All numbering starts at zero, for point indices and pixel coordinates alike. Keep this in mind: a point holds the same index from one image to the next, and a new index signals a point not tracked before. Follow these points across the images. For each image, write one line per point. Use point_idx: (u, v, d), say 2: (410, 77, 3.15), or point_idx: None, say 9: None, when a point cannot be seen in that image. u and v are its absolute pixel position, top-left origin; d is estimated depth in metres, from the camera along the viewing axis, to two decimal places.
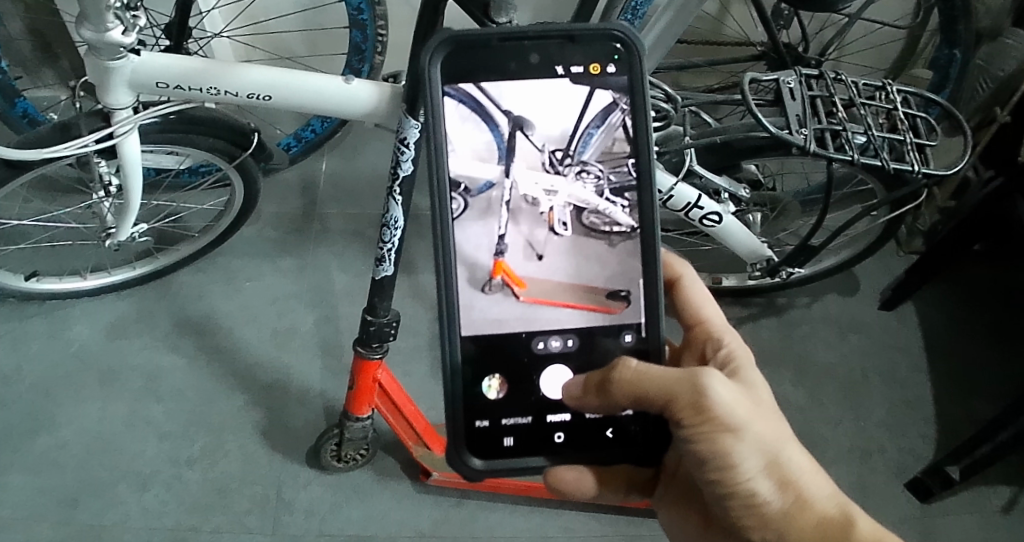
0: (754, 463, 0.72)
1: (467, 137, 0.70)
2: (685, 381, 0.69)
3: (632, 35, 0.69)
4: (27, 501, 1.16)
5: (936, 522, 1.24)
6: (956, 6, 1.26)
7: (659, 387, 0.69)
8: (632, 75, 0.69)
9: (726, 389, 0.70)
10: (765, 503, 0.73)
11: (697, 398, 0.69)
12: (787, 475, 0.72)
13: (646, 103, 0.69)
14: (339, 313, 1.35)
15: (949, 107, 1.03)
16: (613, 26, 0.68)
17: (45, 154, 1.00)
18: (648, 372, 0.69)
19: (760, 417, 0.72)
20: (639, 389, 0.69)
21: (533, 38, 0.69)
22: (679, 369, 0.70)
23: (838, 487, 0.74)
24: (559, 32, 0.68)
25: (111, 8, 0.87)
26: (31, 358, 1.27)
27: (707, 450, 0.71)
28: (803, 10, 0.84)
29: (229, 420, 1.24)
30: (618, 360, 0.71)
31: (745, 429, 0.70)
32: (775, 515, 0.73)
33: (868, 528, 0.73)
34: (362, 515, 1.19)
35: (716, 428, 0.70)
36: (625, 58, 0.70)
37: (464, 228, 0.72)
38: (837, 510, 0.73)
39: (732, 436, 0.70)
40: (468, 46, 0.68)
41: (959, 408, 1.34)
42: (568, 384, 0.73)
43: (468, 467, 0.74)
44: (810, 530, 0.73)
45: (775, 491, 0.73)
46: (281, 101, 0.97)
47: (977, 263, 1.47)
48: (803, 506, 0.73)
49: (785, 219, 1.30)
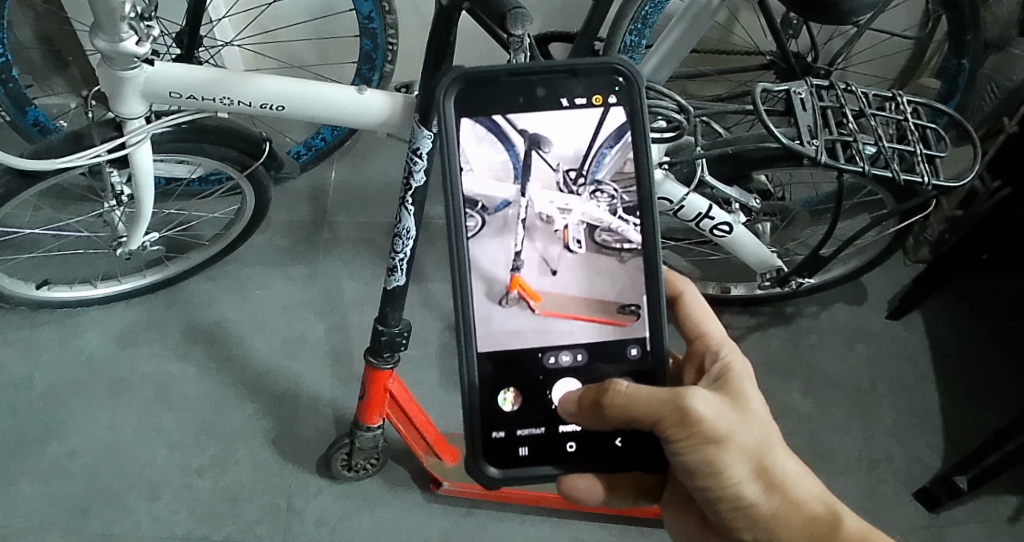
0: (742, 470, 0.71)
1: (484, 157, 0.70)
2: (670, 400, 0.69)
3: (633, 69, 0.69)
4: (38, 509, 1.17)
5: (945, 532, 1.24)
6: (965, 16, 1.26)
7: (647, 408, 0.70)
8: (634, 107, 0.69)
9: (709, 404, 0.70)
10: (754, 507, 0.72)
11: (681, 414, 0.69)
12: (775, 479, 0.72)
13: (647, 132, 0.69)
14: (349, 321, 1.35)
15: (958, 117, 1.02)
16: (615, 60, 0.68)
17: (57, 164, 0.99)
18: (634, 396, 0.70)
19: (747, 425, 0.71)
20: (628, 410, 0.70)
21: (539, 73, 0.69)
22: (663, 389, 0.70)
23: (826, 487, 0.74)
24: (563, 66, 0.69)
25: (126, 18, 0.87)
26: (42, 366, 1.27)
27: (694, 461, 0.70)
28: (813, 21, 0.83)
29: (239, 428, 1.25)
30: (609, 383, 0.71)
31: (730, 439, 0.70)
32: (765, 518, 0.72)
33: (854, 523, 0.73)
34: (372, 524, 1.19)
35: (702, 440, 0.70)
36: (626, 90, 0.70)
37: (481, 245, 0.72)
38: (824, 508, 0.73)
39: (718, 447, 0.70)
40: (478, 84, 0.69)
41: (967, 418, 1.34)
42: (565, 398, 0.73)
43: (485, 476, 0.74)
44: (799, 530, 0.72)
45: (764, 495, 0.72)
46: (293, 111, 0.97)
47: (984, 273, 1.47)
48: (792, 507, 0.72)
49: (794, 229, 1.33)
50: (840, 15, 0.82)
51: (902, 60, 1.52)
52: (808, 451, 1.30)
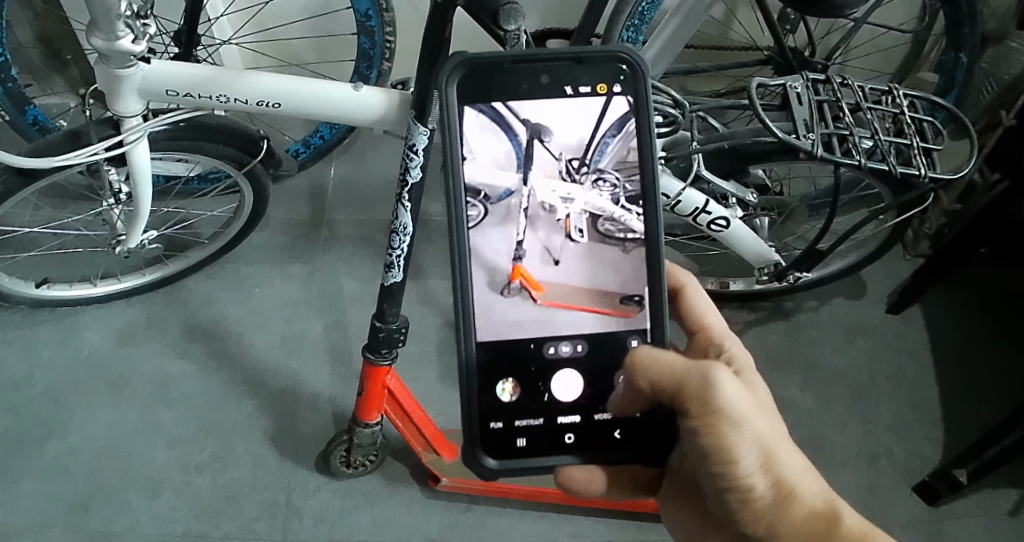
0: (752, 457, 0.71)
1: (487, 146, 0.71)
2: (698, 372, 0.70)
3: (638, 57, 0.69)
4: (38, 508, 1.17)
5: (944, 525, 1.24)
6: (962, 10, 1.26)
7: (672, 379, 0.70)
8: (639, 96, 0.69)
9: (729, 382, 0.70)
10: (757, 497, 0.73)
11: (704, 387, 0.69)
12: (780, 472, 0.72)
13: (652, 121, 0.69)
14: (348, 319, 1.35)
15: (955, 111, 1.02)
16: (619, 47, 0.68)
17: (56, 163, 1.00)
18: (661, 362, 0.70)
19: (761, 413, 0.72)
20: (655, 377, 0.70)
21: (544, 60, 0.69)
22: (691, 361, 0.70)
23: (827, 484, 0.74)
24: (568, 54, 0.69)
25: (122, 17, 0.87)
26: (42, 365, 1.28)
27: (709, 442, 0.71)
28: (807, 15, 0.83)
29: (239, 426, 1.25)
30: (633, 352, 0.71)
31: (745, 422, 0.70)
32: (766, 509, 0.73)
33: (855, 522, 0.72)
34: (372, 521, 1.20)
35: (720, 420, 0.70)
36: (630, 79, 0.70)
37: (482, 235, 0.72)
38: (825, 505, 0.73)
39: (735, 430, 0.70)
40: (481, 69, 0.69)
41: (966, 412, 1.34)
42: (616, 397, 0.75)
43: (483, 466, 0.74)
44: (800, 525, 0.72)
45: (768, 485, 0.73)
46: (290, 108, 0.97)
47: (983, 266, 1.47)
48: (793, 501, 0.72)
49: (792, 224, 1.32)
50: (832, 8, 0.81)
51: (901, 54, 1.51)
52: (808, 446, 1.30)
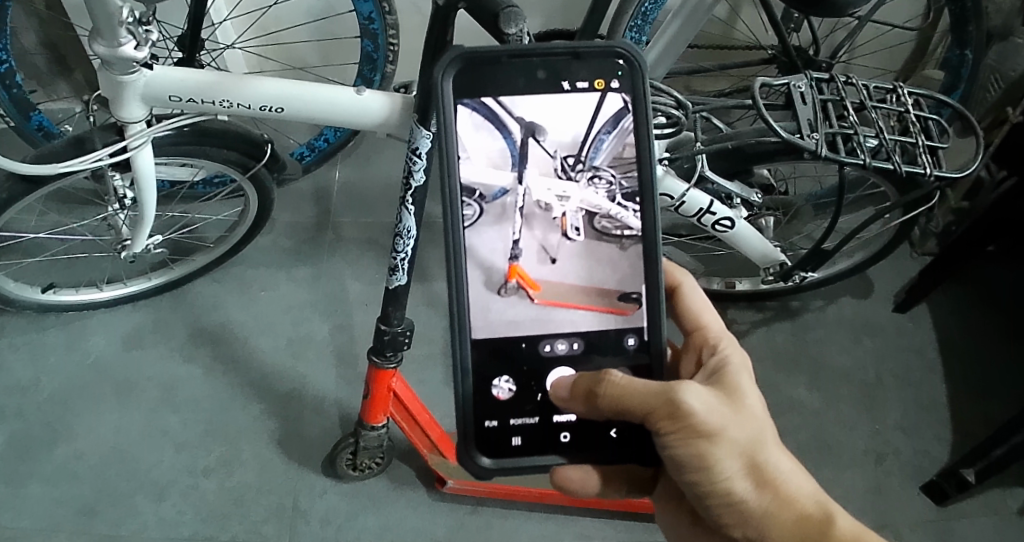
0: (731, 467, 0.71)
1: (482, 145, 0.70)
2: (663, 393, 0.70)
3: (635, 52, 0.69)
4: (45, 512, 1.18)
5: (953, 524, 1.24)
6: (968, 6, 1.25)
7: (640, 399, 0.70)
8: (635, 93, 0.69)
9: (701, 398, 0.70)
10: (743, 504, 0.73)
11: (671, 407, 0.70)
12: (765, 477, 0.72)
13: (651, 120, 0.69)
14: (354, 321, 1.35)
15: (961, 109, 1.01)
16: (616, 43, 0.68)
17: (61, 169, 1.00)
18: (630, 386, 0.70)
19: (739, 422, 0.72)
20: (621, 402, 0.70)
21: (542, 55, 0.69)
22: (656, 382, 0.70)
23: (820, 485, 0.74)
24: (565, 49, 0.69)
25: (123, 23, 0.87)
26: (49, 369, 1.28)
27: (684, 455, 0.71)
28: (811, 15, 0.82)
29: (246, 428, 1.25)
30: (604, 373, 0.71)
31: (721, 434, 0.70)
32: (754, 515, 0.73)
33: (847, 524, 0.72)
34: (379, 523, 1.20)
35: (692, 434, 0.70)
36: (628, 74, 0.70)
37: (478, 233, 0.72)
38: (817, 508, 0.73)
39: (708, 442, 0.70)
40: (478, 64, 0.68)
41: (975, 410, 1.33)
42: (564, 393, 0.73)
43: (477, 464, 0.74)
44: (790, 529, 0.72)
45: (753, 492, 0.72)
46: (292, 113, 0.97)
47: (990, 263, 1.46)
48: (782, 505, 0.72)
49: (797, 224, 1.30)
50: (835, 6, 0.80)
51: (905, 51, 1.51)
52: (814, 446, 1.30)
